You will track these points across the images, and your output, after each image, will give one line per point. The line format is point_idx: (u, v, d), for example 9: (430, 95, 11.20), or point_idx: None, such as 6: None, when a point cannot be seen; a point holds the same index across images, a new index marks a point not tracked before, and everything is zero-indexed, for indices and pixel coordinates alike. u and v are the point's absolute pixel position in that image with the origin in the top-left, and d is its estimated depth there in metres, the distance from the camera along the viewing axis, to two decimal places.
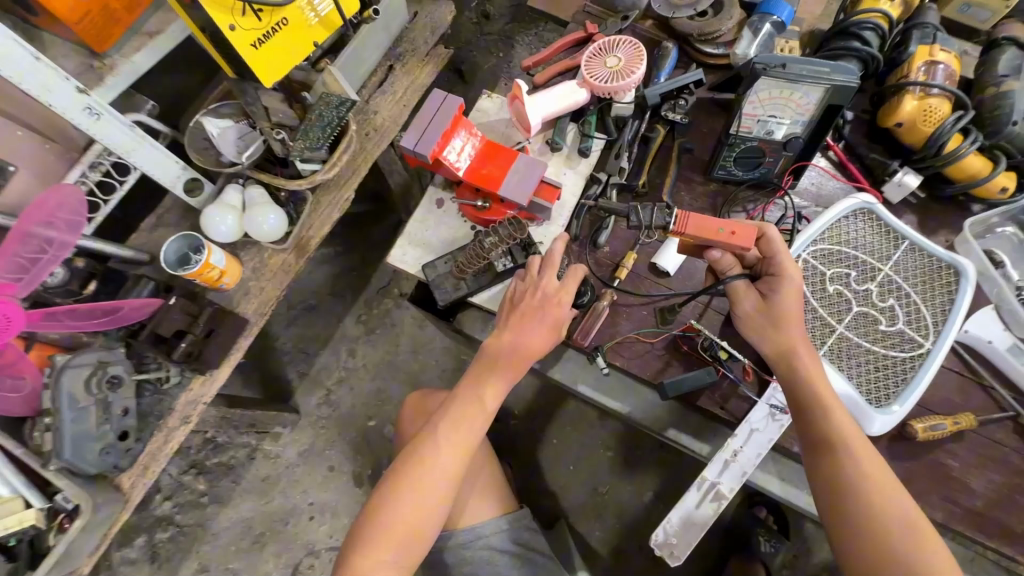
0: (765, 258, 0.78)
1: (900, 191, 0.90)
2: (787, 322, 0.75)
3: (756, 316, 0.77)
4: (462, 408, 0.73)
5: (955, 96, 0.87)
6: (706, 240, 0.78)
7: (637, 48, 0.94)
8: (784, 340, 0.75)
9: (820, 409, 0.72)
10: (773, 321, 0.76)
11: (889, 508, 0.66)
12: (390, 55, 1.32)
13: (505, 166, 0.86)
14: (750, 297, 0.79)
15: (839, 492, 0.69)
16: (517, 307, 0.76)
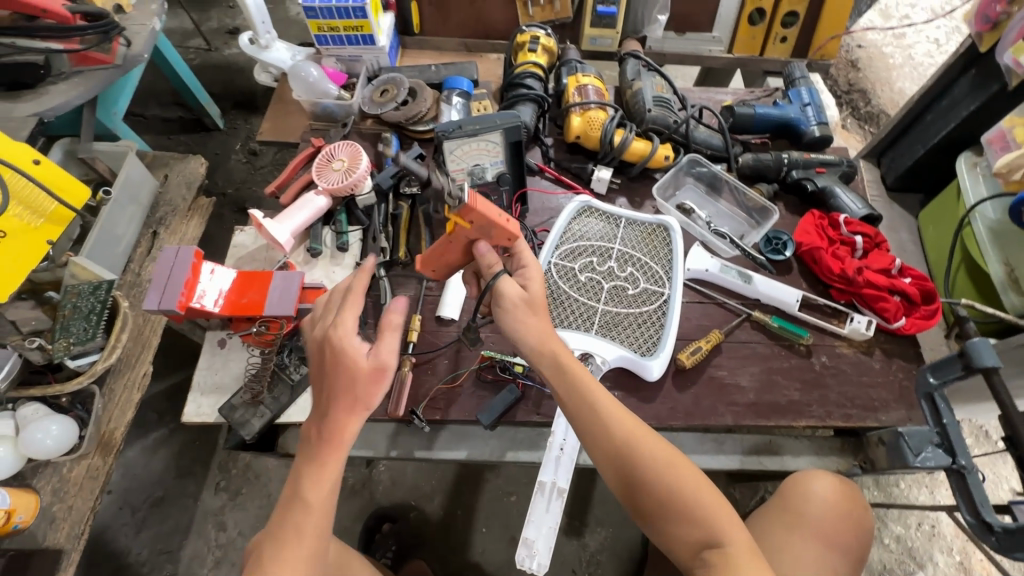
0: (517, 261, 0.76)
1: (602, 184, 1.10)
2: (541, 313, 0.72)
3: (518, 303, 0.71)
4: (290, 518, 0.62)
5: (606, 104, 1.11)
6: (485, 228, 0.71)
7: (354, 147, 1.07)
8: (545, 336, 0.71)
9: (574, 387, 0.69)
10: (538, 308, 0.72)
11: (661, 455, 0.66)
12: (150, 223, 1.33)
13: (264, 290, 0.90)
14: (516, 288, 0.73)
15: (625, 466, 0.66)
16: (325, 362, 0.65)
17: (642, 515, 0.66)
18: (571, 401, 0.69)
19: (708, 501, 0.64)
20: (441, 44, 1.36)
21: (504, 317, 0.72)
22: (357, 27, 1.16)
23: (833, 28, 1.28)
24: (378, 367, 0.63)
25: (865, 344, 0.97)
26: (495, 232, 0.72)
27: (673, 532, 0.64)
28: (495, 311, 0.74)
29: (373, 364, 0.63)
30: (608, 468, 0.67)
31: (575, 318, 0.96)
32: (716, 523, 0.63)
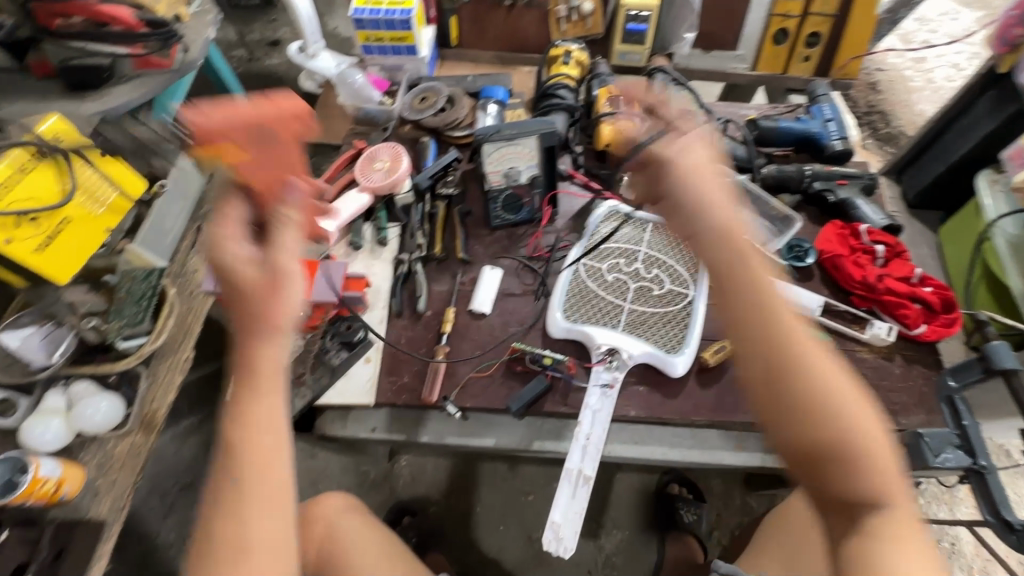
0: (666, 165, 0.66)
1: (630, 191, 1.15)
2: (718, 210, 0.63)
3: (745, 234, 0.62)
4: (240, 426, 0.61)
5: (635, 115, 1.17)
6: (257, 131, 0.75)
7: (395, 149, 1.14)
8: (734, 236, 0.62)
9: (763, 312, 0.59)
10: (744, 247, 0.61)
11: (847, 398, 0.57)
12: (196, 217, 1.40)
13: (310, 278, 0.95)
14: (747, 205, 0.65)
15: (808, 407, 0.56)
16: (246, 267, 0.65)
17: (810, 461, 0.57)
18: (752, 327, 0.59)
19: (880, 449, 0.58)
20: (477, 57, 1.43)
21: (681, 212, 0.64)
22: (402, 39, 1.23)
23: (855, 49, 1.33)
24: (268, 270, 0.64)
25: (885, 350, 0.99)
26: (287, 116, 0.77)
27: (833, 484, 0.58)
28: (663, 193, 0.66)
29: (259, 270, 0.64)
30: (785, 406, 0.57)
31: (602, 315, 1.00)
32: (881, 473, 0.57)
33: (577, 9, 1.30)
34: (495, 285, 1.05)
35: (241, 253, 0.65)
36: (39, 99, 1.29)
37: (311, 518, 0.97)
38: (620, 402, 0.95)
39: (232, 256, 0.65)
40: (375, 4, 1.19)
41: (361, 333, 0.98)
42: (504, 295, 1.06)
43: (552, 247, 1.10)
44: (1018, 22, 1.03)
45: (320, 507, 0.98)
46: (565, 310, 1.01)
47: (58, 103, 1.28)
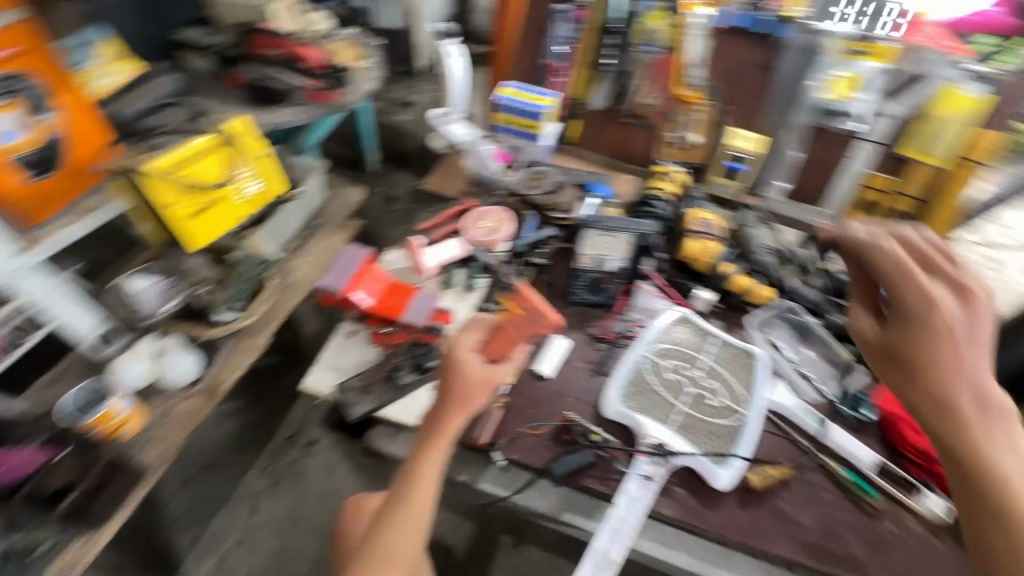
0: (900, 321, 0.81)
1: (701, 302, 1.24)
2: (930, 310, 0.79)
3: (870, 341, 0.84)
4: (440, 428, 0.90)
5: (720, 239, 1.28)
6: (533, 315, 1.02)
7: (501, 212, 1.30)
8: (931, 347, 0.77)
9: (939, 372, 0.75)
10: (879, 348, 0.83)
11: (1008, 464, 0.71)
12: (308, 226, 1.59)
13: (405, 299, 1.06)
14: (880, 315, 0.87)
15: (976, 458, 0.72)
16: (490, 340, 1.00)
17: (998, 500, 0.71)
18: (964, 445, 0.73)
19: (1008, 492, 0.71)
20: (589, 157, 1.60)
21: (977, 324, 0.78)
22: (529, 125, 1.42)
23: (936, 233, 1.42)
24: (484, 380, 0.92)
25: (933, 525, 0.98)
26: (542, 319, 1.01)
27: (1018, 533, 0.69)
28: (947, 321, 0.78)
29: (481, 377, 0.92)
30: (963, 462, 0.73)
31: (655, 408, 1.04)
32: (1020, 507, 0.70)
33: (684, 139, 1.48)
34: (560, 352, 1.12)
35: (473, 360, 0.93)
36: (225, 104, 1.57)
37: (364, 512, 1.01)
38: (656, 497, 0.96)
39: (467, 359, 0.93)
40: (517, 95, 1.41)
41: (433, 362, 1.03)
42: (566, 364, 1.13)
43: (620, 334, 1.18)
44: None
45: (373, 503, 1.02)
46: (622, 394, 1.06)
47: (238, 109, 1.54)
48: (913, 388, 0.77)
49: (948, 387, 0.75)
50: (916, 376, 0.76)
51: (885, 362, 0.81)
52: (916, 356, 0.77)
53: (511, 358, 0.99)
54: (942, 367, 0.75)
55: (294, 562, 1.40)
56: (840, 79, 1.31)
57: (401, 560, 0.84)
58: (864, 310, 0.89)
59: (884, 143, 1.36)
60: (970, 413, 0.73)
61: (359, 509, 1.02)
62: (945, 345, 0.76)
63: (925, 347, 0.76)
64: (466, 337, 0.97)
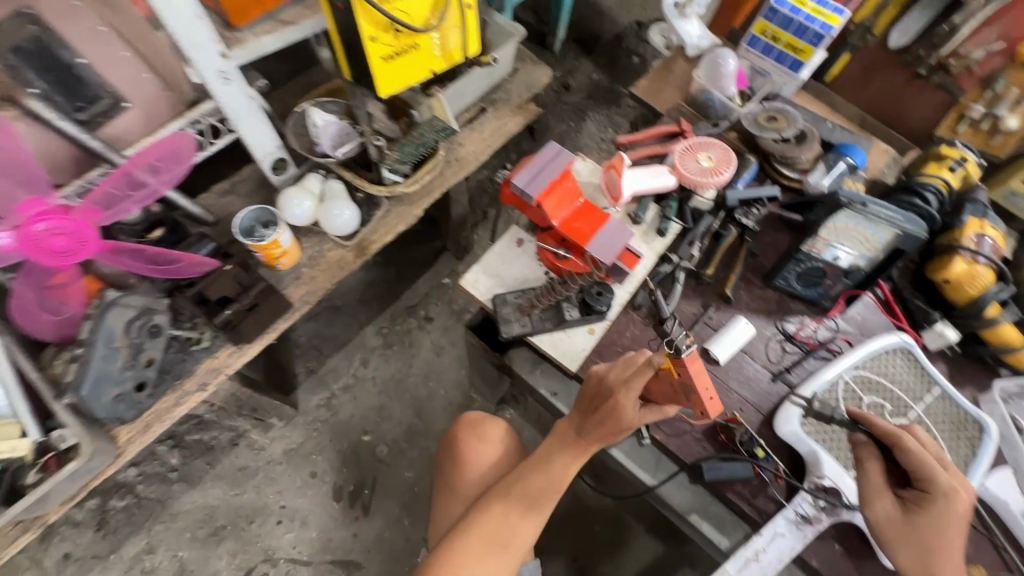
0: (926, 498, 0.71)
1: (938, 340, 0.98)
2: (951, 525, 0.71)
3: (891, 526, 0.71)
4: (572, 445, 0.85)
5: (998, 269, 0.97)
6: (688, 387, 0.77)
7: (727, 151, 1.05)
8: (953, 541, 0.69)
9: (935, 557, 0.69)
10: (893, 535, 0.71)
11: None
12: (485, 98, 1.44)
13: (596, 225, 0.91)
14: (894, 507, 0.72)
15: None
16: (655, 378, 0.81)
17: None
18: None
19: None
20: (839, 105, 1.28)
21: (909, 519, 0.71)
22: (799, 50, 1.11)
23: None
24: (632, 424, 0.79)
25: None
26: (698, 399, 0.77)
27: None
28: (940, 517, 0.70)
29: (633, 420, 0.79)
30: None
31: (842, 447, 0.86)
32: None
33: (994, 119, 1.08)
34: (742, 340, 0.94)
35: (631, 404, 0.78)
36: None
37: (488, 441, 0.98)
38: (807, 542, 0.83)
39: (624, 405, 0.78)
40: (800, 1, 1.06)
41: (605, 306, 0.90)
42: (743, 355, 0.96)
43: (819, 343, 0.97)
44: None
45: (499, 434, 0.99)
46: (804, 416, 0.87)
47: None
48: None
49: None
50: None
51: (905, 546, 0.70)
52: (917, 561, 0.69)
53: (663, 410, 0.80)
54: (952, 569, 0.68)
55: (390, 423, 1.47)
56: None
57: (520, 545, 0.83)
58: (883, 487, 0.74)
59: None
60: None
61: (483, 434, 0.98)
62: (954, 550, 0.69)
63: (943, 544, 0.68)
64: (628, 378, 0.79)
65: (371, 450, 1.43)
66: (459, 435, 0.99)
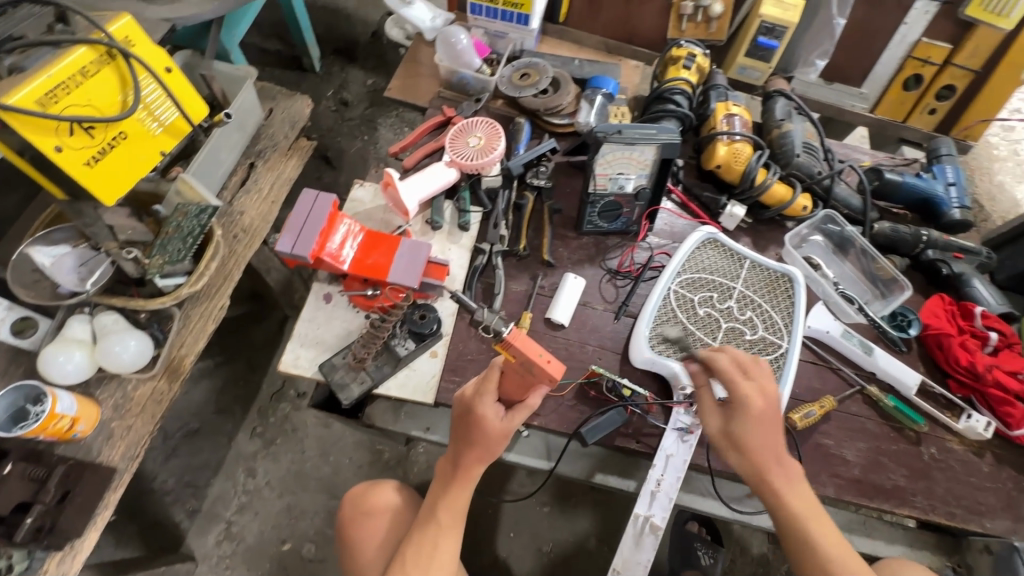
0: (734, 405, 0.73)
1: (732, 220, 1.07)
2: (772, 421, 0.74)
3: (720, 441, 0.75)
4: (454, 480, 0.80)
5: (753, 139, 1.07)
6: (527, 365, 0.69)
7: (493, 126, 1.03)
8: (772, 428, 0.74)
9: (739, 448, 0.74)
10: (725, 449, 0.75)
11: (822, 534, 0.72)
12: (249, 153, 1.31)
13: (390, 254, 0.86)
14: (720, 424, 0.75)
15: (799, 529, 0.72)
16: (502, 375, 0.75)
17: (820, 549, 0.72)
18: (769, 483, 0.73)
19: (833, 548, 0.72)
20: (583, 39, 1.32)
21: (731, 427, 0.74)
22: (517, 5, 1.11)
23: (986, 112, 1.23)
24: (506, 433, 0.77)
25: (976, 444, 0.93)
26: (537, 369, 0.69)
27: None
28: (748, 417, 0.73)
29: (503, 429, 0.77)
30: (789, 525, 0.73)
31: (690, 351, 0.93)
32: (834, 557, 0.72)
33: (704, 9, 1.20)
34: (577, 294, 0.96)
35: (493, 411, 0.76)
36: None
37: (375, 514, 0.92)
38: (696, 449, 0.88)
39: (484, 416, 0.76)
40: None
41: (434, 325, 0.87)
42: (583, 307, 0.98)
43: (643, 266, 1.01)
44: None
45: (387, 500, 0.93)
46: (652, 341, 0.93)
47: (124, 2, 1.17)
48: (748, 469, 0.74)
49: (767, 472, 0.74)
50: (762, 472, 0.73)
51: (729, 450, 0.75)
52: (741, 461, 0.74)
53: (525, 404, 0.76)
54: (765, 453, 0.73)
55: (305, 519, 1.35)
56: None
57: None
58: (712, 403, 0.77)
59: (948, 1, 1.10)
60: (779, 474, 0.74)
61: (368, 509, 0.92)
62: (764, 440, 0.73)
63: (758, 442, 0.73)
64: (480, 385, 0.77)
65: (297, 556, 1.31)
66: (348, 526, 0.93)
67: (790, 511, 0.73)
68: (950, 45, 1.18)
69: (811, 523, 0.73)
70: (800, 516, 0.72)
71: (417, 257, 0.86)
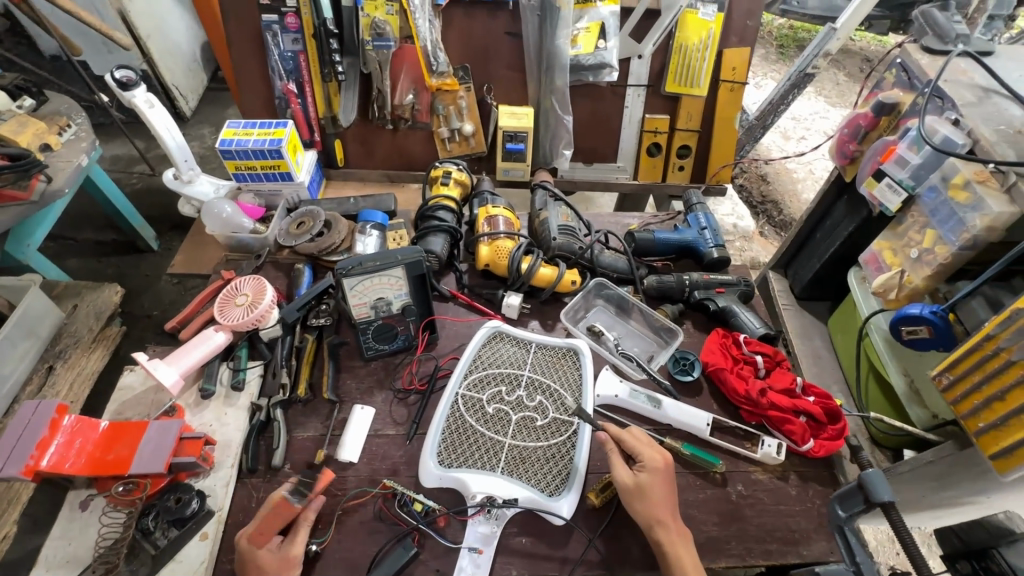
0: (641, 460, 0.85)
1: (512, 310, 1.11)
2: (661, 478, 0.83)
3: (629, 492, 0.82)
4: None
5: (514, 233, 1.15)
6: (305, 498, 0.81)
7: (258, 280, 1.05)
8: (661, 479, 0.83)
9: (640, 495, 0.81)
10: (631, 497, 0.82)
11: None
12: (47, 355, 1.27)
13: (133, 443, 0.83)
14: (634, 476, 0.83)
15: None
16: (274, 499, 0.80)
17: None
18: (656, 530, 0.80)
19: None
20: (365, 176, 1.44)
21: (640, 478, 0.83)
22: (275, 166, 1.20)
23: (723, 159, 1.41)
24: (287, 559, 0.77)
25: (779, 468, 0.95)
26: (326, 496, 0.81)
27: None
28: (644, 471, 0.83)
29: (282, 557, 0.77)
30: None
31: (479, 455, 0.91)
32: None
33: (458, 131, 1.35)
34: (365, 426, 0.95)
35: (270, 544, 0.78)
36: None
37: None
38: (498, 560, 0.84)
39: (261, 548, 0.77)
40: (244, 134, 1.17)
41: (195, 504, 0.82)
42: (375, 437, 0.96)
43: (430, 378, 1.03)
44: (852, 139, 1.11)
45: None
46: (440, 455, 0.91)
47: None
48: (643, 517, 0.81)
49: (656, 521, 0.80)
50: (650, 518, 0.80)
51: (638, 500, 0.81)
52: (644, 509, 0.81)
53: (305, 519, 0.81)
54: (663, 507, 0.81)
55: None
56: (584, 32, 1.24)
57: None
58: (620, 461, 0.85)
59: (648, 84, 1.32)
60: (663, 521, 0.80)
61: None
62: (665, 493, 0.82)
63: (652, 490, 0.81)
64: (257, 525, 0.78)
65: None
66: None
67: (685, 573, 0.76)
68: (668, 115, 1.37)
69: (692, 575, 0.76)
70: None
71: (161, 437, 0.83)
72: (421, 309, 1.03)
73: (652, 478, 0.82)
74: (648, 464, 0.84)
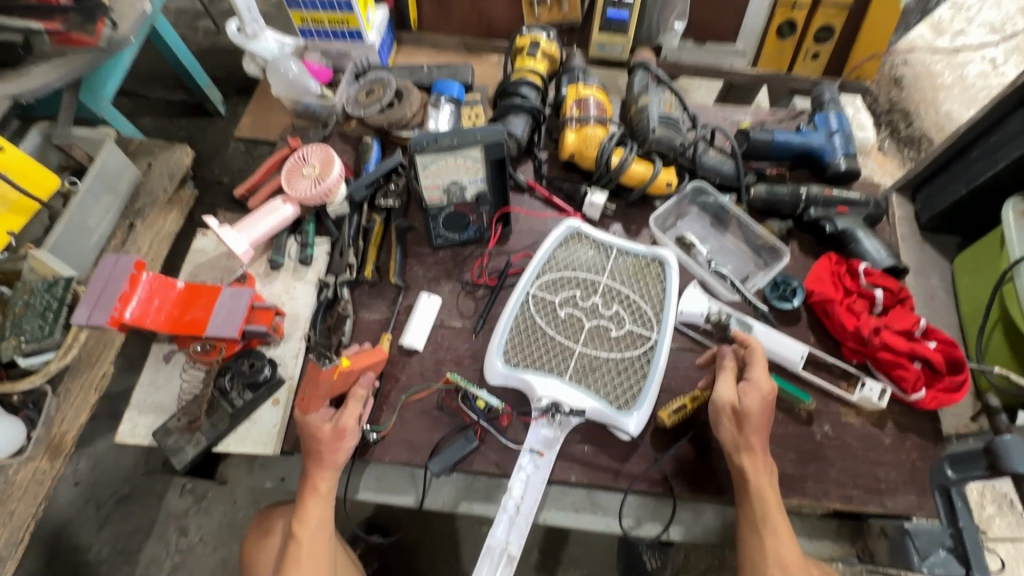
0: (751, 379, 0.77)
1: (595, 209, 1.00)
2: (767, 407, 0.75)
3: (724, 410, 0.76)
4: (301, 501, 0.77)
5: (606, 120, 1.01)
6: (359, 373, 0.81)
7: (326, 150, 0.98)
8: (766, 407, 0.75)
9: (737, 417, 0.75)
10: (722, 414, 0.77)
11: (775, 512, 0.73)
12: (128, 212, 1.29)
13: (208, 307, 0.83)
14: (736, 394, 0.76)
15: (744, 501, 0.74)
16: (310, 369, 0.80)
17: (759, 519, 0.72)
18: (739, 455, 0.75)
19: (777, 523, 0.72)
20: (441, 42, 1.26)
21: (742, 397, 0.76)
22: (343, 21, 1.07)
23: (871, 48, 1.16)
24: (338, 430, 0.77)
25: (875, 415, 0.85)
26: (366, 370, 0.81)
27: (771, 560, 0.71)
28: (750, 391, 0.76)
29: (333, 427, 0.77)
30: (744, 501, 0.74)
31: (548, 358, 0.86)
32: (778, 539, 0.71)
33: None
34: (431, 315, 0.92)
35: (322, 413, 0.79)
36: None
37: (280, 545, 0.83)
38: (558, 464, 0.83)
39: (313, 416, 0.78)
40: None
41: (267, 372, 0.84)
42: (440, 328, 0.93)
43: (500, 274, 0.97)
44: None
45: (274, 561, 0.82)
46: (506, 354, 0.87)
47: None
48: (729, 439, 0.76)
49: (744, 446, 0.75)
50: (738, 443, 0.75)
51: (733, 421, 0.76)
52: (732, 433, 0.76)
53: (355, 393, 0.80)
54: (756, 434, 0.75)
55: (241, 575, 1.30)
56: None
57: None
58: (726, 376, 0.79)
59: None
60: (752, 448, 0.75)
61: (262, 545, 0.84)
62: (759, 423, 0.75)
63: (752, 414, 0.75)
64: (304, 395, 0.80)
65: None
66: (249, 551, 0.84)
67: (762, 503, 0.73)
68: None
69: (769, 505, 0.73)
70: (770, 509, 0.73)
71: (234, 302, 0.83)
72: (496, 198, 0.94)
73: (758, 402, 0.75)
74: (755, 386, 0.76)
